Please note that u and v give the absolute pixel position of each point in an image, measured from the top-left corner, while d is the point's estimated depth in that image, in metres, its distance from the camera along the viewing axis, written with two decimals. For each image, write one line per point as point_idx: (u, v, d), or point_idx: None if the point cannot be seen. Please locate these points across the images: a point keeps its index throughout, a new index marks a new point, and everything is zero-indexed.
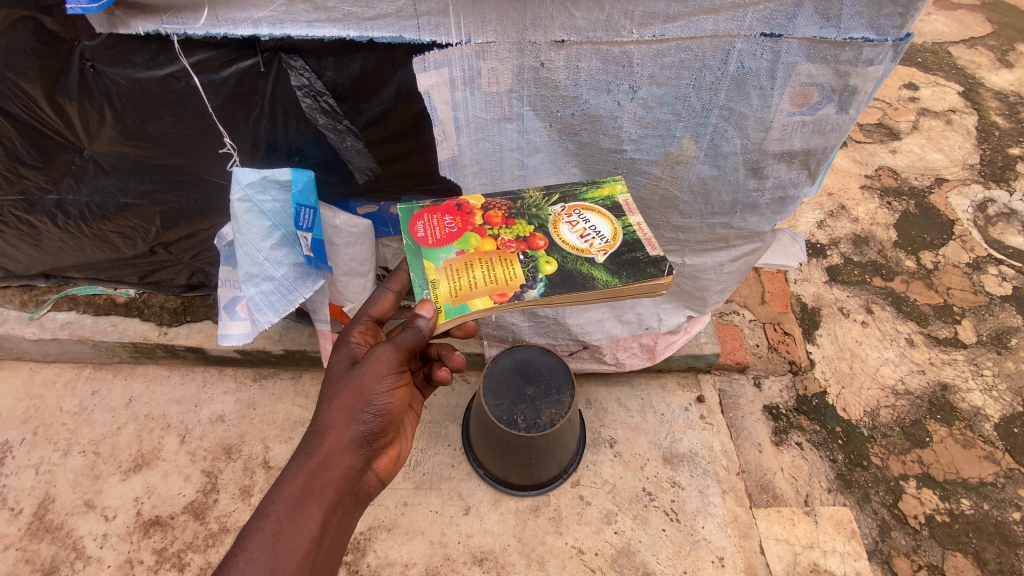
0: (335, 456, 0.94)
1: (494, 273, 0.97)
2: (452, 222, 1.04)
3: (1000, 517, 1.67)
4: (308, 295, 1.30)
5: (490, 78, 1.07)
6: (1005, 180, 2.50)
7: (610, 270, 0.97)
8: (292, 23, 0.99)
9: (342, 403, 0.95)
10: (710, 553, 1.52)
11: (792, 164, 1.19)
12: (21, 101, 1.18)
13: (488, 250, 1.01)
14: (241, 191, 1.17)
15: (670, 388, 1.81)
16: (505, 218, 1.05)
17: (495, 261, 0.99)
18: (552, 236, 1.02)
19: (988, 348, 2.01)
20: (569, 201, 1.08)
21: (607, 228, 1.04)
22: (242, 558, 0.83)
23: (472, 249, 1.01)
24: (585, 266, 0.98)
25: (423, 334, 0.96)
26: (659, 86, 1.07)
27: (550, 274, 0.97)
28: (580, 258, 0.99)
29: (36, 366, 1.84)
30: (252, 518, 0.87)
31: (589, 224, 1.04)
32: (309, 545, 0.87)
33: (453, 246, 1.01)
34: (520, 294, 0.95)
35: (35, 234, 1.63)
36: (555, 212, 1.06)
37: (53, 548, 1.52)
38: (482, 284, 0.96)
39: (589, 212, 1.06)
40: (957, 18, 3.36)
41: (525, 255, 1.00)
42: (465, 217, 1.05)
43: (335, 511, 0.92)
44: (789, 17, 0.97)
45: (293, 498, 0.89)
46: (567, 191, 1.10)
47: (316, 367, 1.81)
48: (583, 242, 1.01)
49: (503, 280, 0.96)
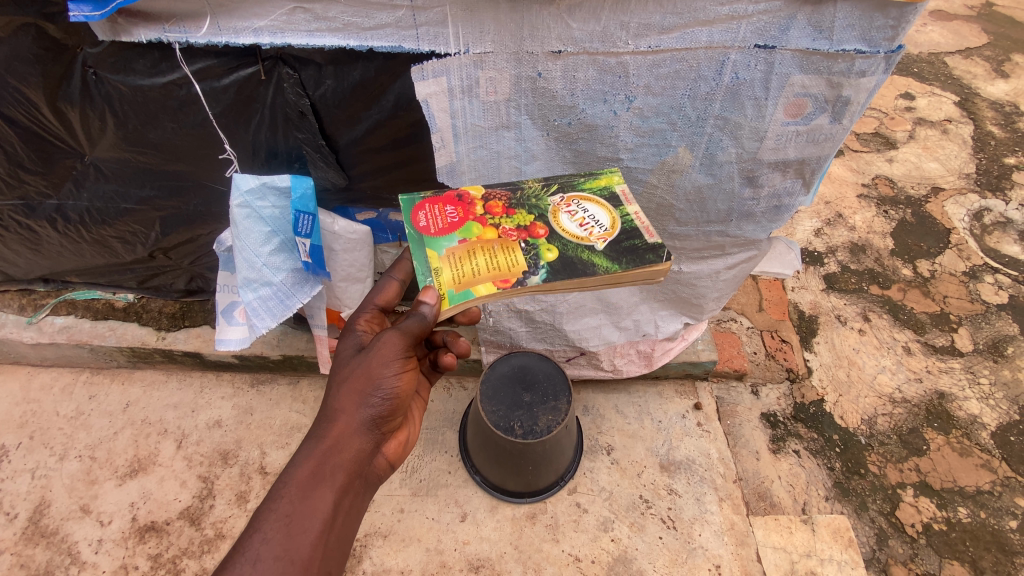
0: (347, 439, 0.94)
1: (496, 261, 0.97)
2: (453, 212, 1.04)
3: (996, 526, 1.67)
4: (306, 300, 1.33)
5: (487, 88, 1.07)
6: (1001, 190, 2.52)
7: (609, 257, 0.98)
8: (292, 32, 1.00)
9: (353, 387, 0.96)
10: (706, 561, 1.52)
11: (787, 173, 1.20)
12: (24, 107, 1.20)
13: (489, 239, 1.00)
14: (240, 197, 1.19)
15: (667, 395, 1.82)
16: (506, 207, 1.05)
17: (497, 249, 0.99)
18: (553, 224, 1.02)
19: (985, 356, 2.01)
20: (568, 191, 1.08)
21: (608, 217, 1.04)
22: (257, 537, 0.84)
23: (474, 238, 1.00)
24: (586, 253, 0.98)
25: (428, 320, 0.97)
26: (655, 96, 1.08)
27: (551, 262, 0.97)
28: (582, 247, 1.00)
29: (34, 370, 1.85)
30: (267, 499, 0.87)
31: (588, 214, 1.04)
32: (322, 527, 0.88)
33: (456, 235, 1.01)
34: (521, 281, 0.95)
35: (35, 239, 1.64)
36: (555, 203, 1.06)
37: (48, 552, 1.52)
38: (484, 272, 0.96)
39: (587, 202, 1.06)
40: (954, 28, 3.39)
41: (526, 243, 1.00)
42: (467, 207, 1.05)
43: (348, 493, 0.93)
44: (783, 29, 0.98)
45: (306, 480, 0.89)
46: (566, 182, 1.10)
47: (314, 372, 1.82)
48: (582, 231, 1.02)
49: (506, 267, 0.97)
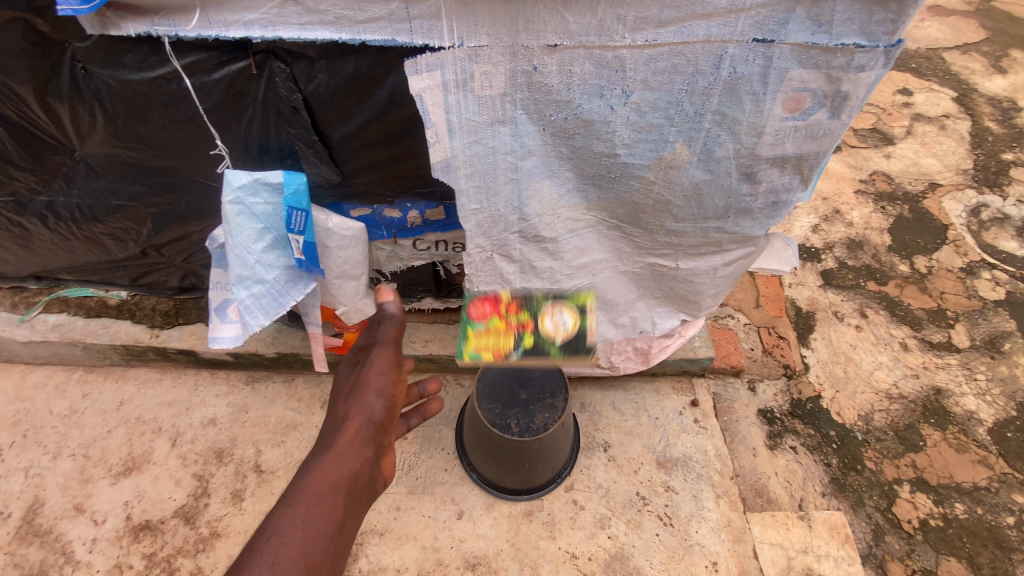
0: (355, 445, 0.91)
1: (500, 340, 1.38)
2: (488, 308, 1.38)
3: (993, 521, 1.67)
4: (299, 298, 1.33)
5: (482, 82, 1.04)
6: (998, 185, 2.51)
7: (561, 350, 1.37)
8: (283, 26, 0.98)
9: (357, 396, 0.98)
10: (703, 558, 1.52)
11: (785, 168, 1.19)
12: (12, 101, 1.18)
13: (502, 329, 1.38)
14: (232, 193, 1.17)
15: (664, 392, 1.81)
16: (519, 308, 1.37)
17: (503, 334, 1.38)
18: (540, 325, 1.37)
19: (982, 352, 2.01)
20: (558, 299, 1.39)
21: (577, 323, 1.38)
22: (274, 542, 0.76)
23: (494, 326, 1.38)
24: (549, 343, 1.36)
25: (398, 318, 1.11)
26: (653, 91, 1.06)
27: (528, 344, 1.37)
28: (550, 343, 1.36)
29: (26, 368, 1.83)
30: (279, 507, 0.81)
31: (562, 321, 1.38)
32: (335, 533, 0.81)
33: (484, 321, 1.39)
34: (508, 353, 1.38)
35: (26, 236, 1.62)
36: (547, 309, 1.38)
37: (42, 552, 1.51)
38: (491, 345, 1.37)
39: (567, 313, 1.38)
40: (951, 24, 3.38)
41: (520, 334, 1.37)
42: (497, 305, 1.39)
43: (357, 504, 0.87)
44: (782, 23, 0.97)
45: (320, 486, 0.84)
46: (558, 292, 1.40)
47: (309, 370, 1.80)
48: (553, 331, 1.37)
49: (502, 345, 1.37)
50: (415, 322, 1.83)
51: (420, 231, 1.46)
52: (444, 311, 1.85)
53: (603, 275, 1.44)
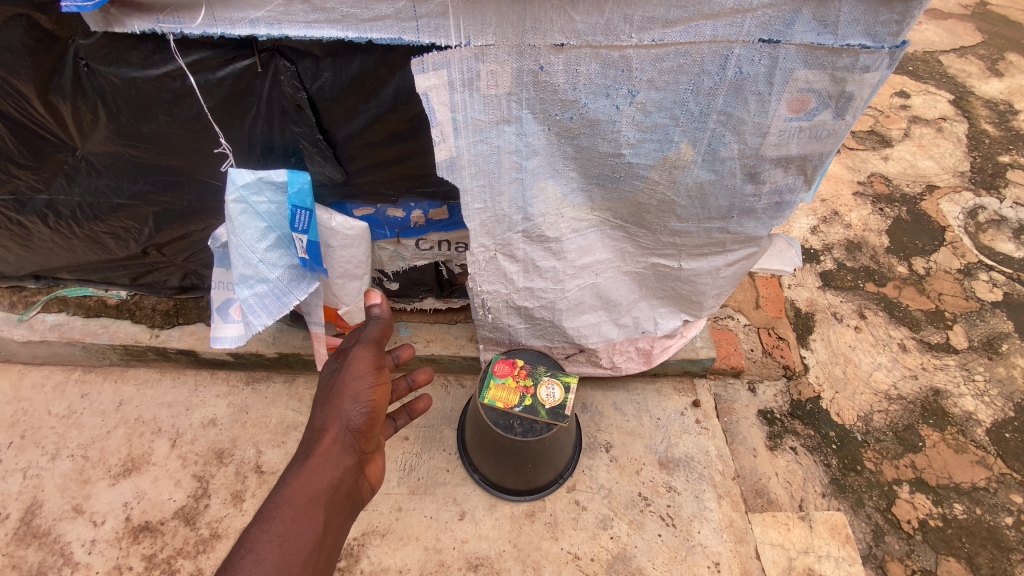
0: (333, 454, 0.91)
1: (508, 395, 1.50)
2: (504, 367, 1.54)
3: (992, 522, 1.67)
4: (302, 297, 1.34)
5: (489, 81, 1.04)
6: (995, 188, 2.53)
7: (549, 414, 1.48)
8: (290, 23, 0.98)
9: (333, 403, 0.95)
10: (705, 558, 1.52)
11: (789, 169, 1.19)
12: (14, 99, 1.17)
13: (511, 387, 1.52)
14: (236, 192, 1.17)
15: (666, 392, 1.81)
16: (526, 375, 1.53)
17: (512, 392, 1.51)
18: (539, 391, 1.51)
19: (979, 354, 2.02)
20: (555, 376, 1.54)
21: (564, 395, 1.51)
22: (249, 559, 0.75)
23: (506, 384, 1.52)
24: (542, 409, 1.49)
25: (384, 320, 1.07)
26: (658, 91, 1.07)
27: (527, 404, 1.49)
28: (546, 408, 1.49)
29: (24, 368, 1.82)
30: (255, 522, 0.80)
31: (552, 393, 1.51)
32: (314, 546, 0.80)
33: (498, 377, 1.53)
34: (510, 408, 1.49)
35: (26, 234, 1.61)
36: (546, 380, 1.53)
37: (40, 553, 1.50)
38: (501, 399, 1.50)
39: (556, 387, 1.52)
40: (948, 27, 3.40)
41: (524, 397, 1.50)
42: (512, 366, 1.55)
43: (337, 514, 0.86)
44: (788, 23, 0.97)
45: (297, 499, 0.83)
46: (553, 368, 1.56)
47: (310, 371, 1.80)
48: (546, 398, 1.50)
49: (508, 400, 1.50)
50: (417, 322, 1.83)
51: (423, 231, 1.45)
52: (446, 312, 1.85)
53: (605, 274, 1.44)
